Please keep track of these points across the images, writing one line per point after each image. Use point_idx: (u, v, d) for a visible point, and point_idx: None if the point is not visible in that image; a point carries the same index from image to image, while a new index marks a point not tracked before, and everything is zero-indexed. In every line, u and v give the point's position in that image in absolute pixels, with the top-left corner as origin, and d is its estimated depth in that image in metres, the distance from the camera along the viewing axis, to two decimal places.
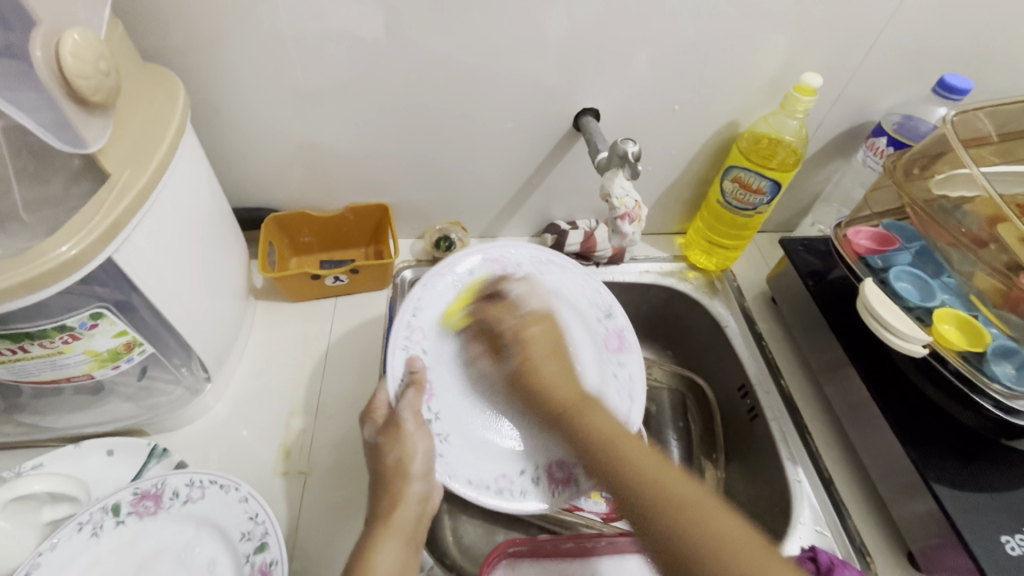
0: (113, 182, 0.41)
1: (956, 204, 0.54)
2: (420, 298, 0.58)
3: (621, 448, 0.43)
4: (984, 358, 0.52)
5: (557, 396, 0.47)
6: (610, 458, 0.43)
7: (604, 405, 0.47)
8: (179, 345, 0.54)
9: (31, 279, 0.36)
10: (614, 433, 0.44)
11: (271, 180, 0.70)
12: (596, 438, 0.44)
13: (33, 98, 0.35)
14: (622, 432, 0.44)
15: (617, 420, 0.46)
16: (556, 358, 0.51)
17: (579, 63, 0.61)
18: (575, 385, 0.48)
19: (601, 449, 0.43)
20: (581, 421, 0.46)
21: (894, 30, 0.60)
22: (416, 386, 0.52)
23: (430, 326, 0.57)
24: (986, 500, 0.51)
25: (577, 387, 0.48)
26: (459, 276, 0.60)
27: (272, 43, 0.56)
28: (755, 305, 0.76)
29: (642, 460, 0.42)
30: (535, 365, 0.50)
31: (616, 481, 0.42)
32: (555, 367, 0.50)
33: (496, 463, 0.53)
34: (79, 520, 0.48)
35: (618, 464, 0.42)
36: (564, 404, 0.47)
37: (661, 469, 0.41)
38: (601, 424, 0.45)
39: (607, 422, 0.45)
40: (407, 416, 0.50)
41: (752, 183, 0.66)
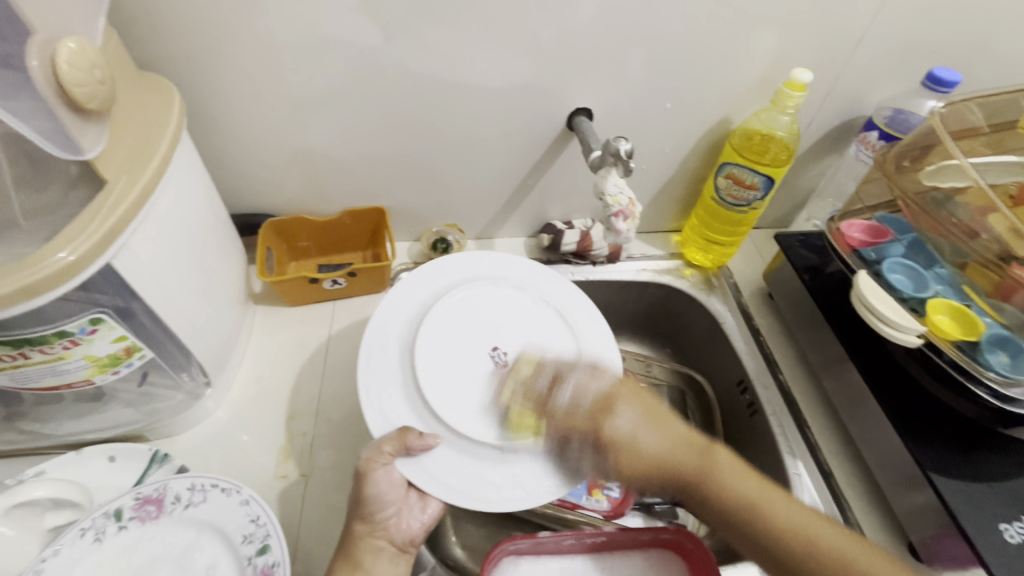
0: (110, 189, 0.42)
1: (947, 195, 0.55)
2: (379, 364, 0.53)
3: (755, 505, 0.46)
4: (978, 347, 0.52)
5: (682, 472, 0.48)
6: (712, 496, 0.47)
7: (720, 446, 0.49)
8: (178, 349, 0.54)
9: (30, 284, 0.37)
10: (717, 465, 0.48)
11: (267, 186, 0.70)
12: (744, 509, 0.46)
13: (30, 105, 0.36)
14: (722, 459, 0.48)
15: (739, 461, 0.48)
16: (654, 424, 0.51)
17: (571, 63, 0.61)
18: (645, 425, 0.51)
19: (755, 516, 0.46)
20: (711, 489, 0.47)
21: (882, 25, 0.61)
22: (390, 441, 0.48)
23: (387, 387, 0.52)
24: (984, 489, 0.52)
25: (641, 428, 0.50)
26: (398, 309, 0.57)
27: (267, 50, 0.57)
28: (752, 300, 0.77)
29: (784, 524, 0.45)
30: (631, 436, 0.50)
31: (730, 516, 0.47)
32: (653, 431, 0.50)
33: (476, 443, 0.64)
34: (82, 526, 0.48)
35: (722, 498, 0.47)
36: (714, 489, 0.47)
37: (784, 516, 0.45)
38: (767, 498, 0.46)
39: (736, 475, 0.47)
40: (381, 470, 0.47)
41: (745, 179, 0.67)
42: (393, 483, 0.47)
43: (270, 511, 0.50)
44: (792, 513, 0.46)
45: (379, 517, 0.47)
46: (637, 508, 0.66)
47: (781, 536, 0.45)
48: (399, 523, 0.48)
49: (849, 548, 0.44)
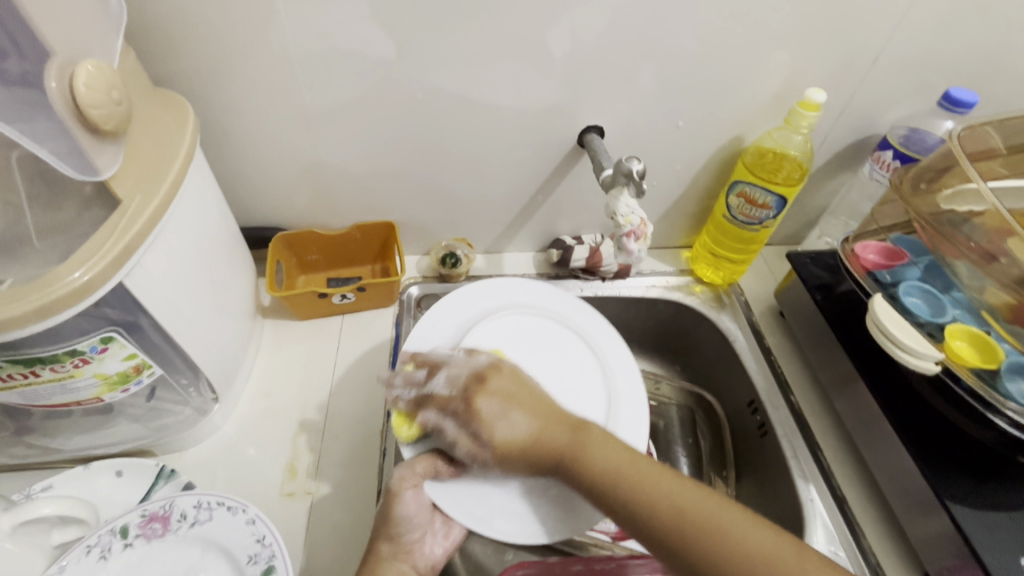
0: (124, 208, 0.42)
1: (964, 218, 0.54)
2: None
3: (637, 480, 0.44)
4: (998, 376, 0.51)
5: (551, 440, 0.46)
6: (581, 467, 0.45)
7: (600, 428, 0.47)
8: (186, 364, 0.54)
9: (45, 304, 0.37)
10: (589, 439, 0.46)
11: (278, 200, 0.71)
12: (603, 475, 0.44)
13: (48, 127, 0.36)
14: (597, 436, 0.46)
15: (616, 439, 0.47)
16: (519, 406, 0.48)
17: (583, 80, 0.61)
18: (508, 406, 0.47)
19: (631, 492, 0.43)
20: (581, 463, 0.45)
21: (898, 44, 0.60)
22: (420, 463, 0.49)
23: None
24: (1003, 519, 0.50)
25: (506, 409, 0.47)
26: (438, 330, 0.60)
27: (280, 66, 0.57)
28: (763, 318, 0.76)
29: (664, 498, 0.42)
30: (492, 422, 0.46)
31: (614, 496, 0.43)
32: (527, 405, 0.48)
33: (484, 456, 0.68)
34: (88, 543, 0.48)
35: (592, 471, 0.45)
36: (602, 471, 0.44)
37: (661, 488, 0.43)
38: (625, 466, 0.44)
39: (608, 450, 0.45)
40: (409, 490, 0.48)
41: (757, 198, 0.66)
42: (417, 505, 0.49)
43: (276, 531, 0.50)
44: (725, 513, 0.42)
45: (403, 537, 0.49)
46: None
47: (686, 519, 0.42)
48: (422, 548, 0.50)
49: (751, 535, 0.41)
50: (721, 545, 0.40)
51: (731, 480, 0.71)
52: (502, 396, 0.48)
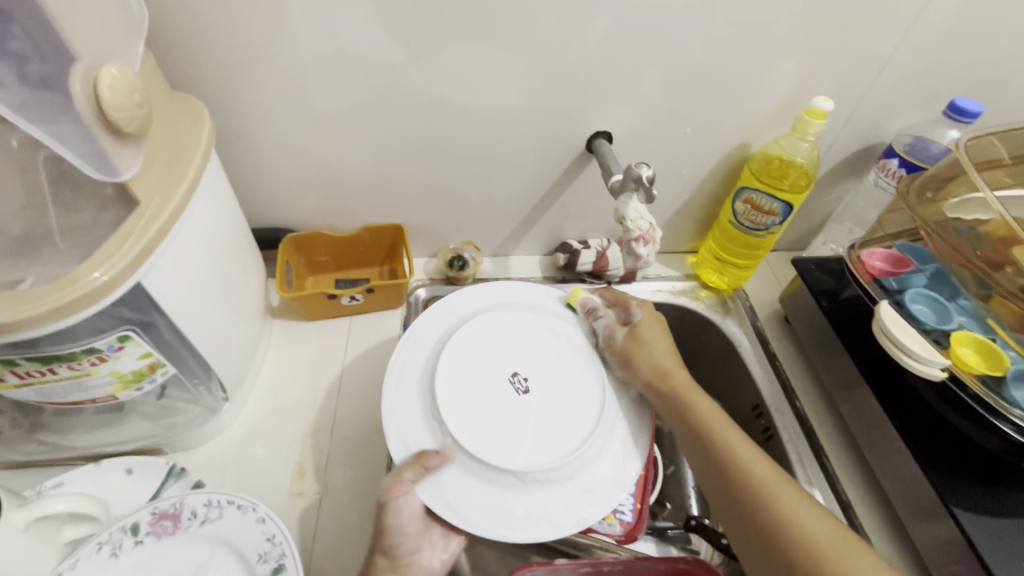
0: (142, 209, 0.42)
1: (970, 227, 0.54)
2: (401, 402, 0.53)
3: (777, 495, 0.47)
4: (1003, 382, 0.52)
5: (676, 380, 0.55)
6: (712, 444, 0.51)
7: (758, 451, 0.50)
8: (198, 364, 0.55)
9: (65, 303, 0.37)
10: (715, 421, 0.52)
11: (288, 201, 0.71)
12: (749, 485, 0.48)
13: (71, 130, 0.37)
14: (721, 419, 0.53)
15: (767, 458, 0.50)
16: (660, 334, 0.59)
17: (592, 86, 0.62)
18: (671, 353, 0.57)
19: (732, 464, 0.49)
20: (710, 433, 0.52)
21: (904, 54, 0.61)
22: (411, 466, 0.49)
23: (409, 407, 0.53)
24: (1009, 526, 0.51)
25: (667, 354, 0.57)
26: (422, 338, 0.58)
27: (293, 69, 0.58)
28: (768, 324, 0.76)
29: (758, 477, 0.48)
30: (650, 348, 0.58)
31: (730, 479, 0.49)
32: (693, 385, 0.55)
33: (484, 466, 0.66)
34: (99, 540, 0.48)
35: (720, 450, 0.50)
36: (754, 479, 0.48)
37: (759, 467, 0.49)
38: (750, 459, 0.49)
39: (752, 460, 0.49)
40: (399, 498, 0.48)
41: (763, 205, 0.67)
42: (410, 515, 0.49)
43: (286, 530, 0.50)
44: (792, 500, 0.46)
45: (399, 552, 0.49)
46: (650, 534, 0.65)
47: (787, 525, 0.45)
48: (421, 560, 0.50)
49: (826, 530, 0.44)
50: (791, 532, 0.45)
51: None
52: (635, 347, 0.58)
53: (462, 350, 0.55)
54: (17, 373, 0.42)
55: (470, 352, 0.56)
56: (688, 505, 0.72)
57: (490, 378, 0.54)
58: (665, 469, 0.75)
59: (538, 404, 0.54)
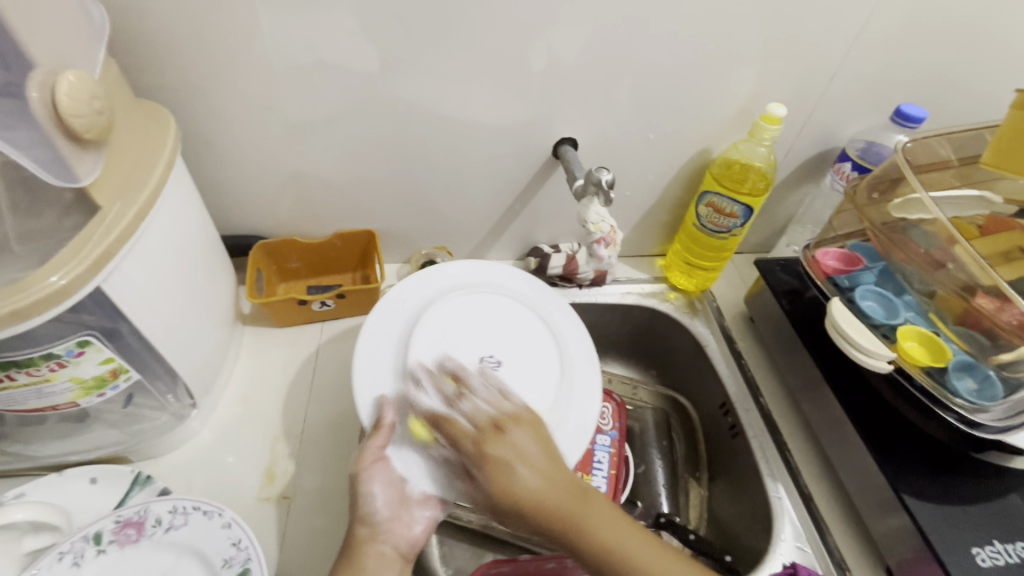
0: (103, 215, 0.43)
1: (914, 226, 0.57)
2: (407, 446, 0.51)
3: None
4: (946, 374, 0.54)
5: (552, 507, 0.45)
6: (582, 546, 0.44)
7: (604, 502, 0.46)
8: (165, 370, 0.55)
9: (20, 308, 0.37)
10: (587, 512, 0.45)
11: (259, 208, 0.72)
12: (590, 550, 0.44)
13: (31, 136, 0.37)
14: (593, 507, 0.46)
15: (618, 511, 0.47)
16: (529, 459, 0.47)
17: (556, 94, 0.64)
18: (533, 463, 0.47)
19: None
20: (579, 535, 0.44)
21: (853, 62, 0.64)
22: (379, 434, 0.50)
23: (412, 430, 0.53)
24: (957, 513, 0.53)
25: (530, 466, 0.46)
26: (371, 361, 0.55)
27: (261, 79, 0.58)
28: (734, 324, 0.78)
29: None
30: (507, 476, 0.45)
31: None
32: (610, 527, 0.45)
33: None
34: (61, 549, 0.48)
35: (594, 550, 0.44)
36: (566, 518, 0.45)
37: (664, 569, 0.44)
38: (653, 566, 0.44)
39: (609, 523, 0.45)
40: (371, 468, 0.49)
41: (725, 208, 0.69)
42: (384, 486, 0.49)
43: (252, 534, 0.50)
44: None
45: (378, 519, 0.48)
46: None
47: None
48: (400, 528, 0.49)
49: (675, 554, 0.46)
50: None
51: (704, 481, 0.74)
52: (500, 464, 0.46)
53: (425, 355, 0.55)
54: None
55: (432, 354, 0.55)
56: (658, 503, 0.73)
57: (462, 364, 0.55)
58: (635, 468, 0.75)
59: (513, 367, 0.56)
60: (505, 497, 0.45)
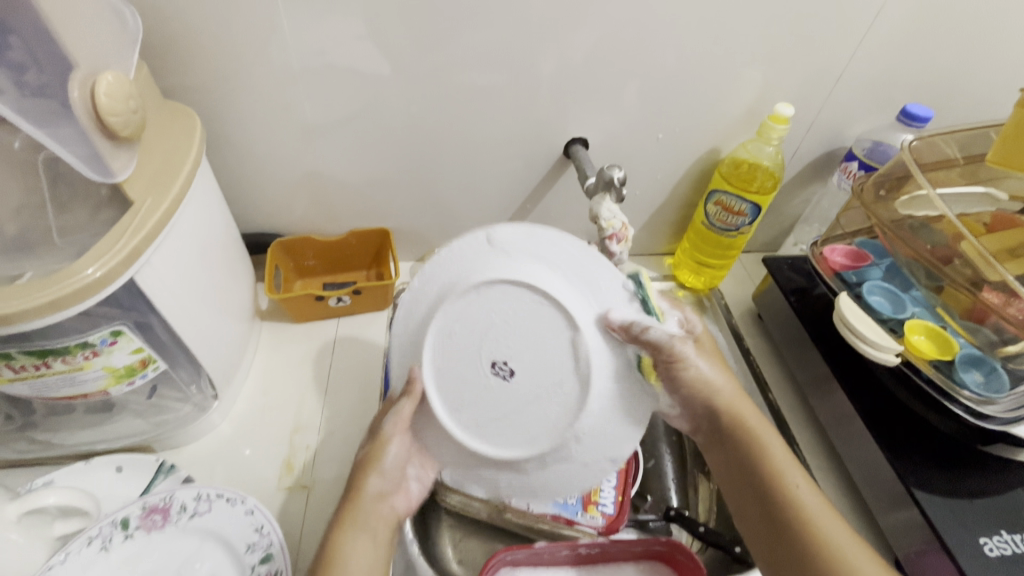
0: (136, 209, 0.45)
1: (922, 223, 0.58)
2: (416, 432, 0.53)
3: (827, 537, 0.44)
4: (953, 367, 0.55)
5: (739, 415, 0.52)
6: (748, 449, 0.50)
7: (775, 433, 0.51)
8: (189, 362, 0.56)
9: (58, 298, 0.39)
10: (765, 434, 0.51)
11: (277, 207, 0.73)
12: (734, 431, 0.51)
13: (71, 132, 0.39)
14: (770, 433, 0.51)
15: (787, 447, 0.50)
16: (716, 364, 0.54)
17: (568, 95, 0.65)
18: (717, 371, 0.53)
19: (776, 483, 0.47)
20: (748, 435, 0.50)
21: (859, 64, 0.65)
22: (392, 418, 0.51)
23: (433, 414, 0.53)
24: (965, 504, 0.54)
25: (714, 371, 0.53)
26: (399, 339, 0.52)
27: (281, 81, 0.60)
28: (742, 321, 0.79)
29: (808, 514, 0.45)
30: (703, 374, 0.52)
31: (762, 481, 0.48)
32: (784, 453, 0.49)
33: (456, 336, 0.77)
34: (89, 534, 0.49)
35: (755, 458, 0.49)
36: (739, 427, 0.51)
37: (809, 502, 0.46)
38: (798, 486, 0.47)
39: (777, 449, 0.49)
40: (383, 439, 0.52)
41: (734, 206, 0.70)
42: (393, 454, 0.53)
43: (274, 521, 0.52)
44: (841, 538, 0.43)
45: (380, 481, 0.52)
46: (631, 524, 0.67)
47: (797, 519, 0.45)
48: (401, 488, 0.54)
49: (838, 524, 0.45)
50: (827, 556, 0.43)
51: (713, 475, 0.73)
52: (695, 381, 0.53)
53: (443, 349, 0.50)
54: (12, 367, 0.43)
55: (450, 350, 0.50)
56: (668, 497, 0.74)
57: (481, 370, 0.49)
58: (646, 463, 0.76)
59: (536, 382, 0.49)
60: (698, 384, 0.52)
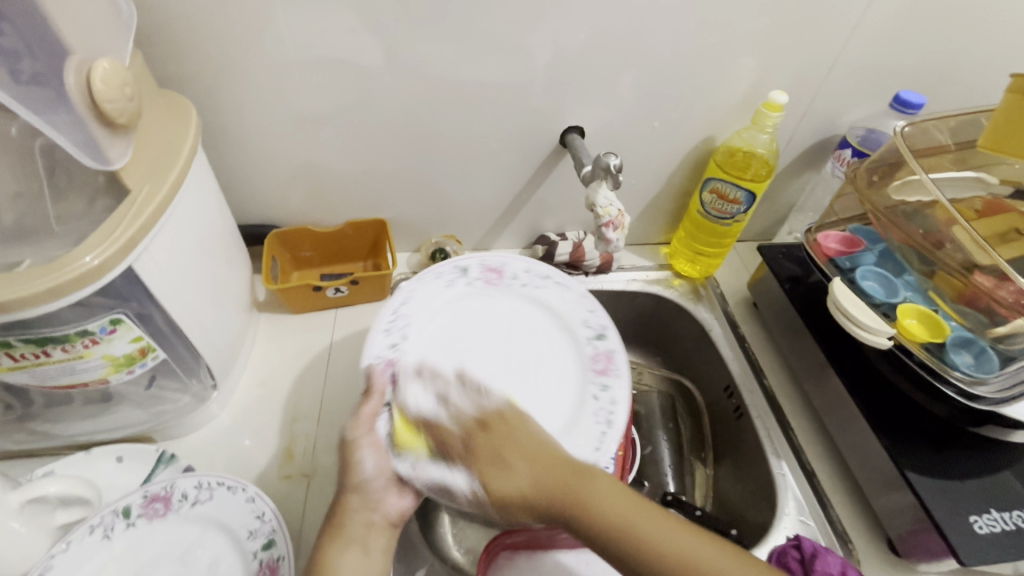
0: (134, 197, 0.45)
1: (915, 209, 0.59)
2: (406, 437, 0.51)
3: (689, 562, 0.42)
4: (944, 348, 0.56)
5: (559, 477, 0.47)
6: (586, 516, 0.45)
7: (605, 475, 0.47)
8: (189, 352, 0.57)
9: (58, 285, 0.39)
10: (589, 487, 0.46)
11: (274, 198, 0.73)
12: (564, 488, 0.46)
13: (68, 119, 0.39)
14: (597, 483, 0.46)
15: (628, 489, 0.47)
16: (521, 453, 0.49)
17: (564, 84, 0.65)
18: (517, 465, 0.48)
19: (616, 528, 0.44)
20: (579, 502, 0.45)
21: (853, 51, 0.65)
22: (371, 399, 0.52)
23: (419, 431, 0.53)
24: (955, 482, 0.55)
25: (526, 461, 0.48)
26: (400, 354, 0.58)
27: (277, 71, 0.60)
28: (737, 309, 0.80)
29: (667, 552, 0.43)
30: (502, 458, 0.49)
31: (596, 538, 0.44)
32: (610, 500, 0.45)
33: (442, 267, 0.66)
34: (91, 523, 0.49)
35: (595, 520, 0.45)
36: (565, 486, 0.46)
37: (671, 541, 0.43)
38: (653, 527, 0.44)
39: (618, 496, 0.46)
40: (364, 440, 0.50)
41: (729, 193, 0.71)
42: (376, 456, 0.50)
43: (275, 508, 0.52)
44: (727, 566, 0.42)
45: (371, 488, 0.49)
46: None
47: (659, 559, 0.43)
48: (391, 498, 0.50)
49: (683, 542, 0.44)
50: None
51: (709, 461, 0.75)
52: (504, 442, 0.50)
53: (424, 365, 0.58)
54: (11, 356, 0.43)
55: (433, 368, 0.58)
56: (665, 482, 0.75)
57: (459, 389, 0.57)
58: (644, 449, 0.78)
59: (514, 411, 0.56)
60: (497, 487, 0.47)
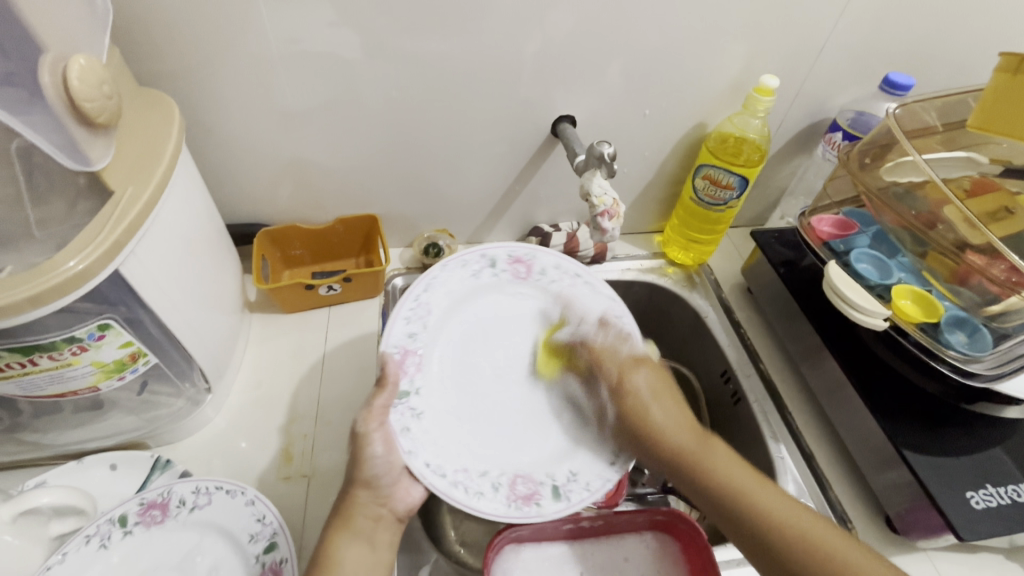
0: (117, 199, 0.43)
1: (907, 190, 0.59)
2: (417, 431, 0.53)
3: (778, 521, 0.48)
4: (939, 328, 0.57)
5: (685, 446, 0.54)
6: (711, 480, 0.51)
7: (722, 441, 0.54)
8: (182, 357, 0.56)
9: (40, 292, 0.38)
10: (712, 452, 0.53)
11: (261, 196, 0.72)
12: (711, 470, 0.52)
13: (43, 118, 0.38)
14: (718, 451, 0.53)
15: (735, 454, 0.53)
16: (665, 399, 0.58)
17: (554, 73, 0.64)
18: (656, 398, 0.58)
19: (704, 474, 0.52)
20: (703, 467, 0.52)
21: (841, 33, 0.65)
22: (384, 392, 0.53)
23: (431, 432, 0.54)
24: (951, 460, 0.55)
25: (652, 398, 0.58)
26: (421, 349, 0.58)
27: (261, 66, 0.59)
28: (731, 295, 0.80)
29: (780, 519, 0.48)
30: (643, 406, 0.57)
31: (724, 506, 0.50)
32: (738, 467, 0.51)
33: (468, 255, 0.64)
34: (87, 533, 0.48)
35: (718, 485, 0.51)
36: (691, 452, 0.53)
37: (803, 519, 0.48)
38: (734, 472, 0.51)
39: (739, 474, 0.51)
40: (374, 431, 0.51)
41: (721, 179, 0.71)
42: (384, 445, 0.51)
43: (275, 510, 0.52)
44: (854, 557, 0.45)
45: (381, 484, 0.51)
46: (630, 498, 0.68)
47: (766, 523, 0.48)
48: (400, 492, 0.52)
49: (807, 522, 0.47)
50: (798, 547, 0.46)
51: None
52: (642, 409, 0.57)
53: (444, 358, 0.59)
54: None
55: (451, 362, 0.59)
56: None
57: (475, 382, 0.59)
58: None
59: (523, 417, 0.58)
60: (634, 417, 0.57)
